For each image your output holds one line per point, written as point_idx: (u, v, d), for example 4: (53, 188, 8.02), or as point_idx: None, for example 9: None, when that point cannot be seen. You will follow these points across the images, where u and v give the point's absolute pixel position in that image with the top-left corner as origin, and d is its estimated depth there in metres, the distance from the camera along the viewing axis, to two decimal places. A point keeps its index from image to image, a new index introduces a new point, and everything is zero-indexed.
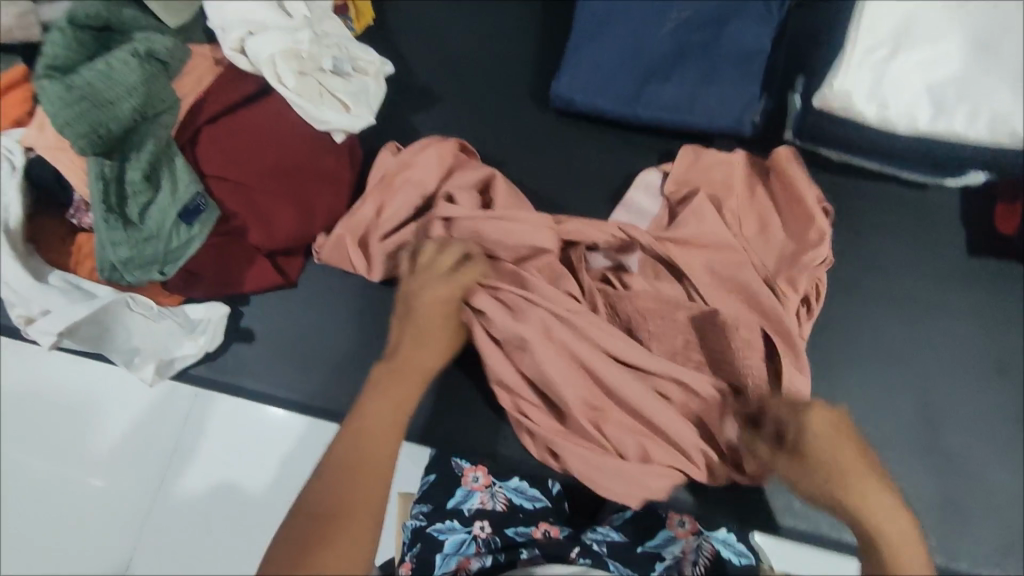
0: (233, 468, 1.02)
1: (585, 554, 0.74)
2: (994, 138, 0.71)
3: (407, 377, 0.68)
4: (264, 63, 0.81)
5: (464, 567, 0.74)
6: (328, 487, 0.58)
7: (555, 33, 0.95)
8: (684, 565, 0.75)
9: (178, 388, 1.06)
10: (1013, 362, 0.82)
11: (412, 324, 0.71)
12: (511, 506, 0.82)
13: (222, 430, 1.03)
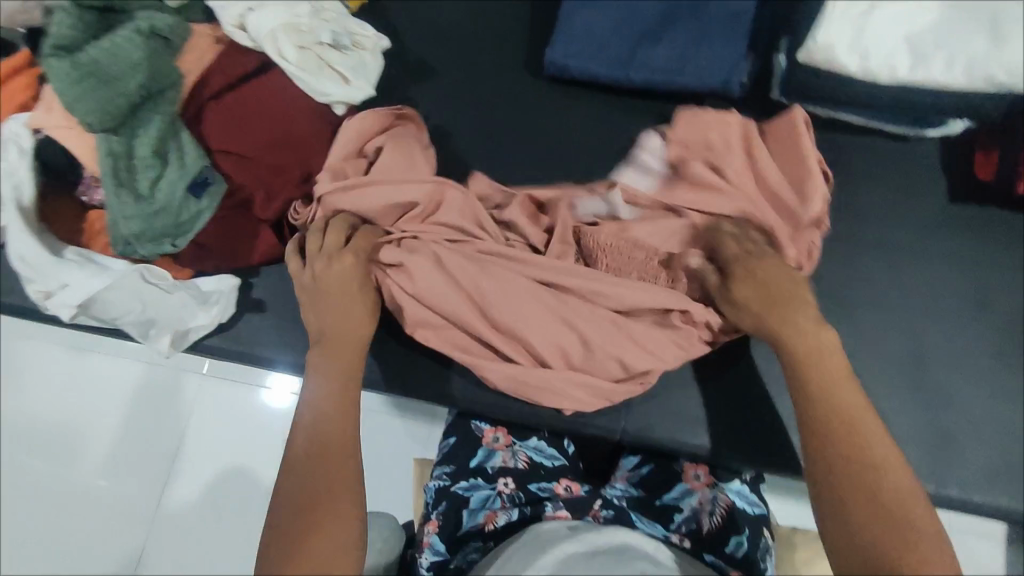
0: (244, 455, 1.14)
1: (608, 506, 0.76)
2: (971, 83, 0.74)
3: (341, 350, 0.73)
4: (265, 40, 0.84)
5: (490, 522, 0.76)
6: (300, 475, 0.62)
7: (541, 4, 0.98)
8: (701, 516, 0.76)
9: (185, 384, 1.17)
10: (997, 300, 0.84)
11: (320, 298, 0.76)
12: (533, 463, 0.83)
13: (227, 420, 1.15)
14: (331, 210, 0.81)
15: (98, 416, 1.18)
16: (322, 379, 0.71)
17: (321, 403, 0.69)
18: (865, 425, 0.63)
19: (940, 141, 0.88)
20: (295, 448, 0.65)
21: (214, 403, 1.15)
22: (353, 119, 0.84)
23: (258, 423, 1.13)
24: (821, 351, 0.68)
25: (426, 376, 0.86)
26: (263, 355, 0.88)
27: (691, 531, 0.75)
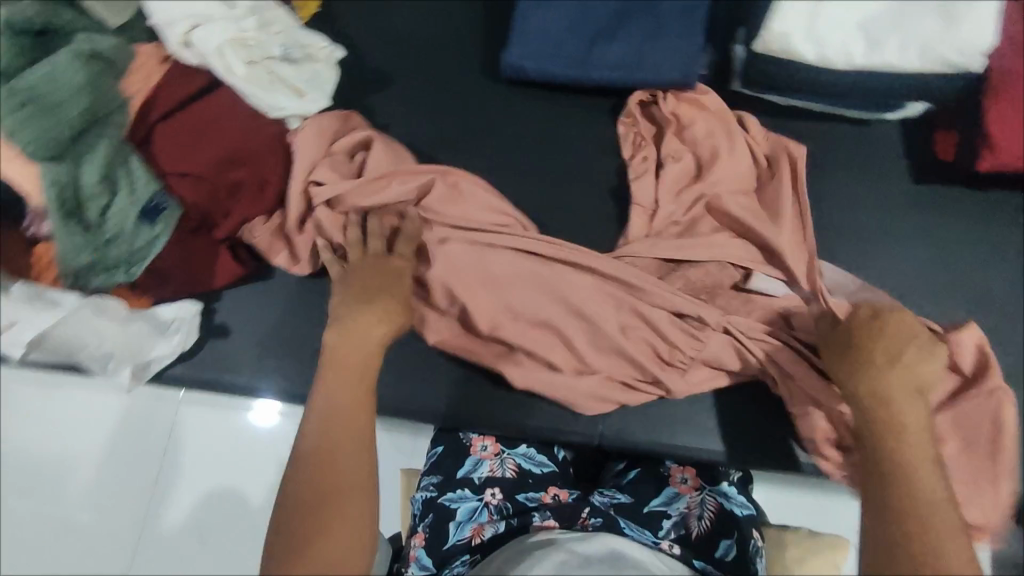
0: (228, 482, 1.11)
1: (595, 514, 0.74)
2: (925, 65, 0.75)
3: (356, 355, 0.70)
4: (212, 57, 0.81)
5: (477, 535, 0.75)
6: (310, 483, 0.62)
7: (497, 7, 0.97)
8: (690, 521, 0.75)
9: (160, 415, 1.13)
10: (965, 280, 0.84)
11: (353, 284, 0.75)
12: (521, 471, 0.81)
13: (206, 449, 1.11)
14: (353, 207, 0.82)
15: (74, 451, 1.14)
16: (339, 387, 0.68)
17: (335, 408, 0.66)
18: (937, 508, 0.58)
19: (900, 124, 0.88)
20: (305, 449, 0.64)
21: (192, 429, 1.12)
22: (323, 119, 0.85)
23: (240, 444, 1.11)
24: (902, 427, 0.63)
25: (399, 392, 0.84)
26: (233, 382, 0.86)
27: (680, 536, 0.74)
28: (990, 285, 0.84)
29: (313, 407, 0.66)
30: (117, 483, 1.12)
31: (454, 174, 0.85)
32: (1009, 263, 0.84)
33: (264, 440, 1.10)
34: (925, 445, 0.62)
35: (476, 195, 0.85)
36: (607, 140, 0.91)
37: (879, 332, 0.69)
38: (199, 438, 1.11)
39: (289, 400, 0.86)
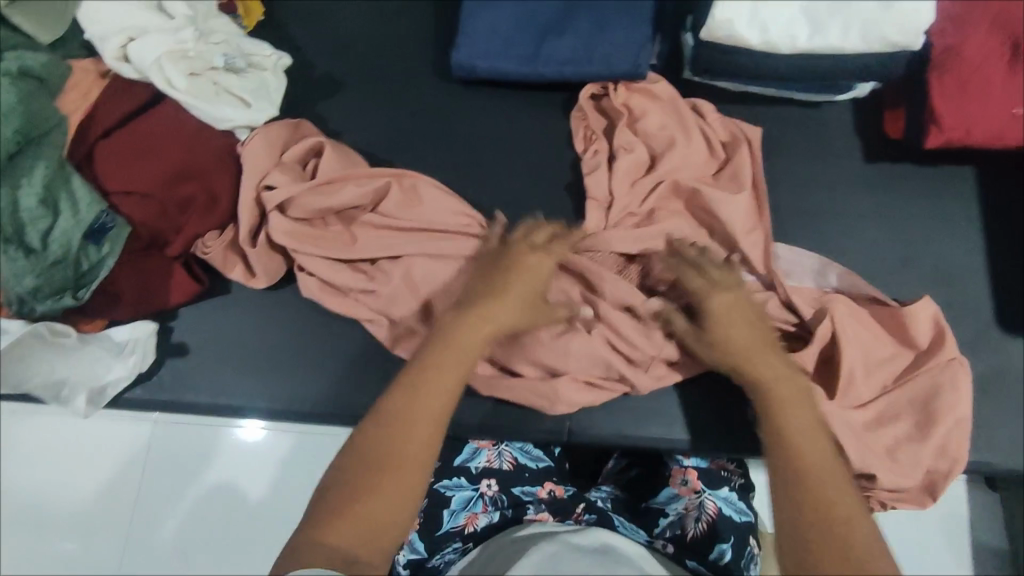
0: (214, 497, 1.08)
1: (590, 509, 0.76)
2: (868, 45, 0.76)
3: (469, 341, 0.68)
4: (151, 69, 0.79)
5: (470, 524, 0.75)
6: (378, 446, 0.61)
7: (446, 6, 0.96)
8: (686, 521, 0.76)
9: (136, 437, 1.11)
10: (922, 254, 0.84)
11: (500, 279, 0.73)
12: (517, 464, 0.81)
13: (193, 463, 1.09)
14: (303, 212, 0.81)
15: (49, 478, 1.11)
16: (435, 365, 0.66)
17: (425, 378, 0.65)
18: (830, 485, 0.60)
19: (851, 104, 0.89)
20: (390, 404, 0.63)
21: (171, 446, 1.10)
22: (271, 128, 0.83)
23: (222, 459, 1.09)
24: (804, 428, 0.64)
25: (363, 401, 0.82)
26: (194, 402, 0.84)
27: (675, 536, 0.74)
28: (947, 257, 0.84)
29: (410, 369, 0.66)
30: (95, 508, 1.10)
31: (407, 176, 0.84)
32: (965, 234, 0.84)
33: (254, 450, 1.09)
34: (805, 412, 0.65)
35: (432, 195, 0.84)
36: (562, 134, 0.91)
37: (721, 324, 0.71)
38: (183, 454, 1.09)
39: (253, 416, 0.84)
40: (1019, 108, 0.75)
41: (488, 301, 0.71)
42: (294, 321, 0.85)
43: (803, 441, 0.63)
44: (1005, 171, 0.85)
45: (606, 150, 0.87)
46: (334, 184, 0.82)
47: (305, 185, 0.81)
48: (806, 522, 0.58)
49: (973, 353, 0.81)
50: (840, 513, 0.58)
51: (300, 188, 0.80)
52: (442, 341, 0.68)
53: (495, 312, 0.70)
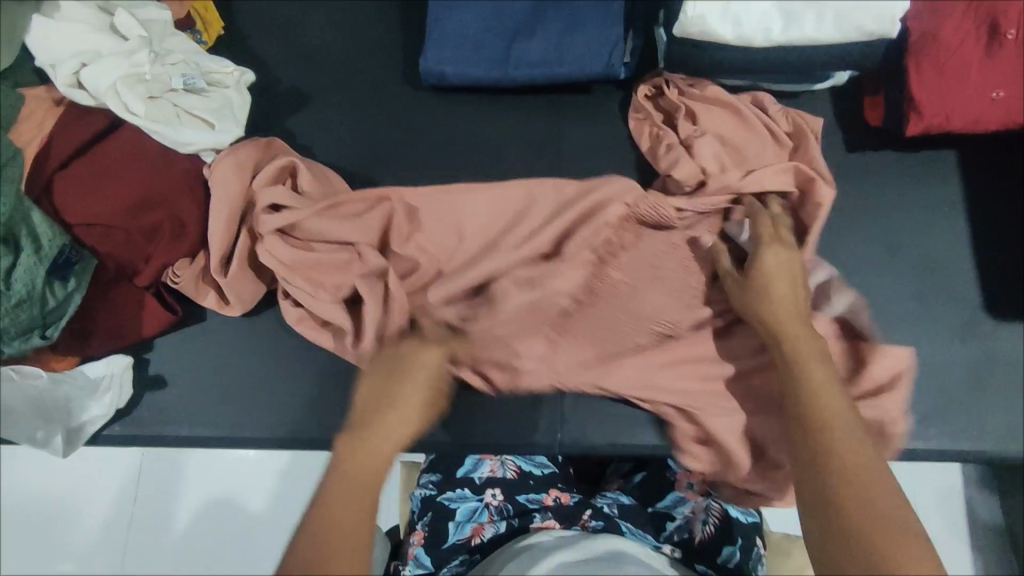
0: (210, 512, 1.06)
1: (598, 516, 0.73)
2: (843, 33, 0.74)
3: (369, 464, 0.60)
4: (106, 94, 0.75)
5: (477, 535, 0.74)
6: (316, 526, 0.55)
7: (411, 11, 0.94)
8: (694, 525, 0.74)
9: (125, 458, 1.09)
10: (908, 242, 0.83)
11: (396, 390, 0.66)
12: (521, 473, 0.79)
13: (190, 478, 1.07)
14: (306, 234, 0.79)
15: (36, 515, 1.08)
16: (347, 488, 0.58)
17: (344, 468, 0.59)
18: (860, 466, 0.55)
19: (829, 93, 0.87)
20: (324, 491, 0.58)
21: (161, 472, 1.08)
22: (239, 150, 0.80)
23: (218, 475, 1.07)
24: (816, 393, 0.61)
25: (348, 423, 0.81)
26: (175, 434, 0.81)
27: (683, 540, 0.73)
28: (933, 245, 0.83)
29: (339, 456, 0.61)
30: (87, 542, 1.07)
31: (398, 193, 0.81)
32: (950, 220, 0.83)
33: (250, 464, 1.07)
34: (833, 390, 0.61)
35: (420, 209, 0.82)
36: (539, 138, 0.88)
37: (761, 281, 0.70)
38: (177, 470, 1.07)
39: (235, 445, 0.82)
40: (998, 92, 0.74)
41: (384, 406, 0.65)
42: (274, 346, 0.84)
43: (831, 419, 0.59)
44: (986, 155, 0.84)
45: (678, 142, 0.83)
46: (345, 211, 0.80)
47: (313, 209, 0.78)
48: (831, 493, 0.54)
49: (964, 341, 0.80)
50: (875, 497, 0.53)
51: (302, 214, 0.77)
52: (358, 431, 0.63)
53: (388, 425, 0.63)
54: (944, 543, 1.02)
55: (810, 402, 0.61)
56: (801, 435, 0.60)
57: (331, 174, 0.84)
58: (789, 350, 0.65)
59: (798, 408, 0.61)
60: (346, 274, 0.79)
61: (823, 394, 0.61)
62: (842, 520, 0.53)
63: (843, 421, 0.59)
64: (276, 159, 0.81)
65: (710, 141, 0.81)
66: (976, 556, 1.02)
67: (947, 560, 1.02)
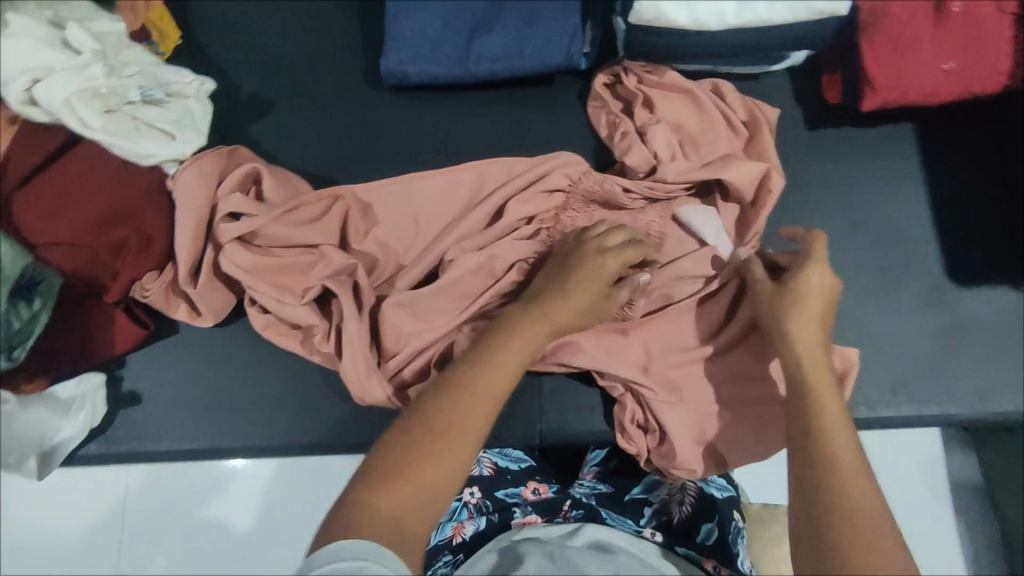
0: (198, 528, 1.05)
1: (578, 505, 0.74)
2: (795, 14, 0.75)
3: (523, 345, 0.64)
4: (61, 109, 0.70)
5: (458, 534, 0.73)
6: (417, 419, 0.57)
7: (371, 12, 0.93)
8: (671, 506, 0.76)
9: (108, 479, 1.07)
10: (871, 215, 0.84)
11: (570, 269, 0.71)
12: (498, 469, 0.79)
13: (176, 494, 1.06)
14: (267, 240, 0.78)
15: (18, 543, 1.06)
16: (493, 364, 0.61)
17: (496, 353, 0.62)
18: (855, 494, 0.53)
19: (786, 73, 0.88)
20: (452, 372, 0.61)
21: (152, 490, 1.06)
22: (202, 159, 0.79)
23: (204, 489, 1.06)
24: (823, 403, 0.59)
25: (327, 427, 0.82)
26: (156, 449, 0.82)
27: (662, 523, 0.74)
28: (895, 217, 0.84)
29: (489, 342, 0.64)
30: (73, 567, 1.05)
31: (352, 190, 0.81)
32: (910, 191, 0.85)
33: (236, 477, 1.06)
34: (838, 415, 0.59)
35: (389, 207, 0.82)
36: (505, 132, 0.89)
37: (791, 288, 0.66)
38: (162, 487, 1.06)
39: (217, 456, 0.83)
40: (950, 63, 0.75)
41: (553, 294, 0.69)
42: (246, 356, 0.83)
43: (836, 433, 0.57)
44: (941, 127, 0.86)
45: (634, 130, 0.83)
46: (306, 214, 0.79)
47: (270, 215, 0.77)
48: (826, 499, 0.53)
49: (930, 310, 0.81)
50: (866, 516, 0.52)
51: (260, 220, 0.76)
52: (522, 320, 0.66)
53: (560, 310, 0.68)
54: (926, 508, 1.04)
55: (817, 414, 0.59)
56: (806, 463, 0.56)
57: (297, 178, 0.84)
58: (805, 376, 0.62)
59: (806, 437, 0.58)
60: (309, 277, 0.78)
61: (837, 428, 0.57)
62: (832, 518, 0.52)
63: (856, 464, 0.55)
64: (239, 167, 0.81)
65: (663, 127, 0.82)
66: (957, 517, 1.04)
67: (930, 525, 1.04)
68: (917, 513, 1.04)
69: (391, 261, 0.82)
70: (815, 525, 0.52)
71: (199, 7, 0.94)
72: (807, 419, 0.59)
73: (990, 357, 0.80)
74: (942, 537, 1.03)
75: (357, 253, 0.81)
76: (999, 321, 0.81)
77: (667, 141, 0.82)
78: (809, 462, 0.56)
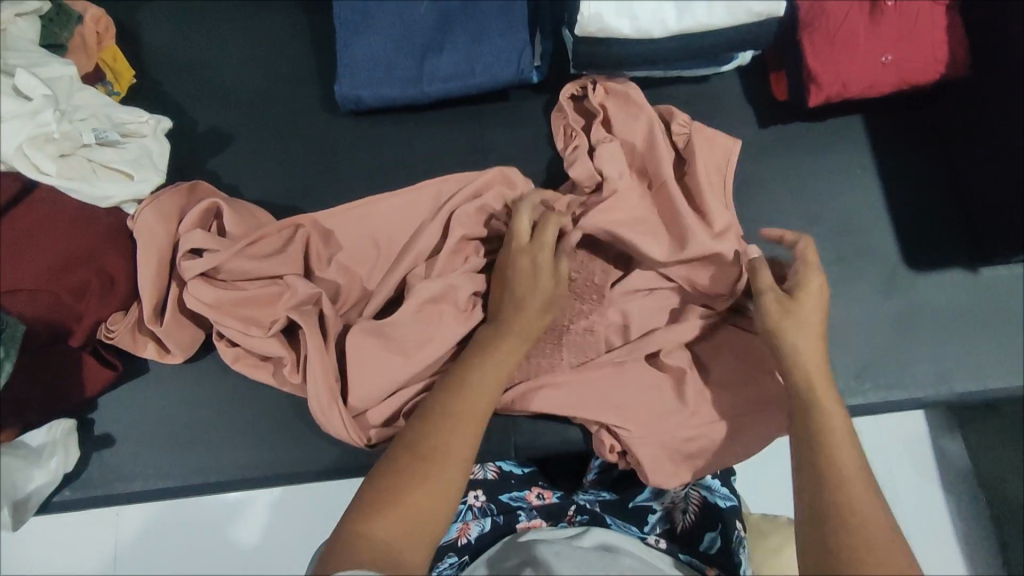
0: (192, 563, 1.03)
1: (582, 511, 0.74)
2: (734, 17, 0.77)
3: (487, 372, 0.64)
4: (13, 157, 0.69)
5: (463, 535, 0.72)
6: (404, 452, 0.58)
7: (324, 38, 0.94)
8: (675, 514, 0.76)
9: (96, 523, 1.05)
10: (827, 207, 0.86)
11: (511, 284, 0.71)
12: (502, 473, 0.79)
13: (167, 530, 1.04)
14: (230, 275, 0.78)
15: None
16: (465, 391, 0.62)
17: (470, 374, 0.64)
18: (858, 503, 0.56)
19: (736, 72, 0.90)
20: (429, 402, 0.62)
21: (142, 529, 1.05)
22: (162, 198, 0.79)
23: (197, 523, 1.04)
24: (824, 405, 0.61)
25: (306, 453, 0.82)
26: (132, 490, 0.81)
27: (666, 530, 0.75)
28: (848, 208, 0.86)
29: (461, 371, 0.64)
30: None
31: (311, 218, 0.81)
32: (864, 181, 0.86)
33: (229, 507, 1.05)
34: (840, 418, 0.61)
35: (351, 232, 0.83)
36: (463, 150, 0.90)
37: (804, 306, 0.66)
38: (152, 524, 1.05)
39: (195, 493, 0.82)
40: (887, 57, 0.77)
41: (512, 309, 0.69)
42: (219, 391, 0.83)
43: (838, 438, 0.59)
44: (887, 117, 0.88)
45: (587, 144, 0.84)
46: (268, 247, 0.79)
47: (229, 249, 0.77)
48: (832, 508, 0.56)
49: (889, 297, 0.83)
50: (865, 523, 0.55)
51: (221, 254, 0.76)
52: (490, 342, 0.67)
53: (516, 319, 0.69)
54: (916, 490, 1.04)
55: (820, 419, 0.61)
56: (814, 513, 0.56)
57: (259, 209, 0.85)
58: (810, 419, 0.61)
59: (813, 455, 0.59)
60: (272, 311, 0.78)
61: (849, 477, 0.57)
62: (836, 524, 0.55)
63: (867, 508, 0.55)
64: (198, 203, 0.81)
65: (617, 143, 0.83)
66: (946, 497, 1.05)
67: (923, 504, 1.04)
68: (909, 494, 1.04)
69: (357, 286, 0.82)
70: (823, 529, 0.55)
71: (152, 45, 0.94)
72: (817, 452, 0.59)
73: (949, 338, 0.82)
74: (935, 517, 1.04)
75: (323, 279, 0.81)
76: (959, 302, 0.83)
77: (617, 155, 0.82)
78: (817, 518, 0.56)
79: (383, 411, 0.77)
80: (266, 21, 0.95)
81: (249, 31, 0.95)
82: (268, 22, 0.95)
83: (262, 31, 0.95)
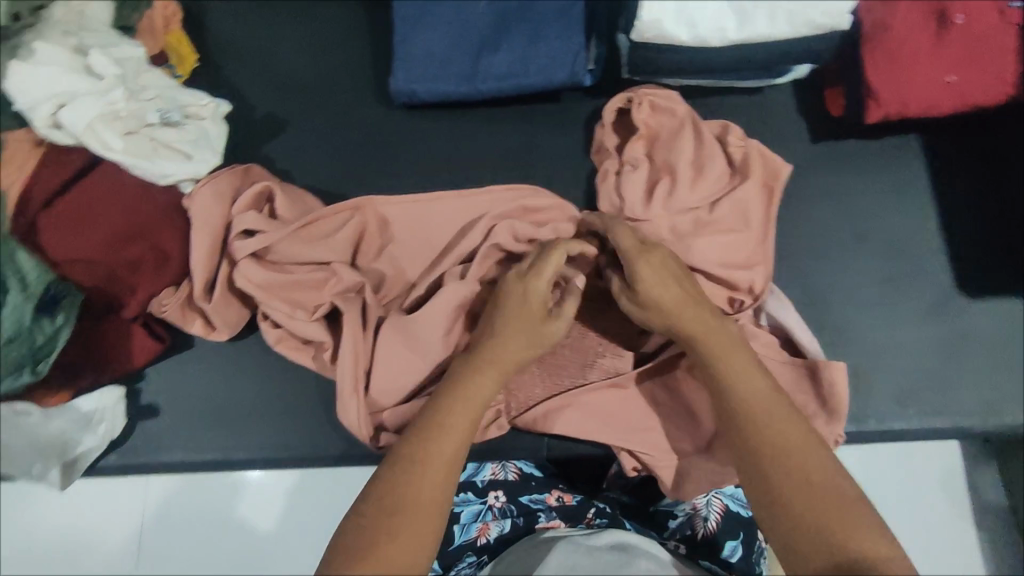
0: (217, 534, 1.06)
1: (601, 514, 0.75)
2: (795, 29, 0.76)
3: (464, 411, 0.64)
4: (84, 134, 0.73)
5: (482, 535, 0.74)
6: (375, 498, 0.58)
7: (380, 31, 0.96)
8: (697, 520, 0.75)
9: (130, 489, 1.09)
10: (875, 227, 0.84)
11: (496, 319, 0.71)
12: (523, 475, 0.80)
13: (197, 499, 1.07)
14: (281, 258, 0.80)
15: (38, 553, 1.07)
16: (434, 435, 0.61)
17: (442, 415, 0.63)
18: (799, 454, 0.58)
19: (790, 86, 0.89)
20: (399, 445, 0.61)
21: (171, 498, 1.08)
22: (219, 178, 0.81)
23: (225, 496, 1.07)
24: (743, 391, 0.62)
25: (339, 436, 0.84)
26: (170, 461, 0.84)
27: (685, 537, 0.75)
28: (897, 230, 0.84)
29: (430, 409, 0.64)
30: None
31: (372, 204, 0.82)
32: (916, 202, 0.85)
33: (257, 483, 1.07)
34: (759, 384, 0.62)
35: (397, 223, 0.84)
36: (511, 148, 0.90)
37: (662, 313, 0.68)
38: (182, 493, 1.08)
39: (230, 468, 0.85)
40: (950, 77, 0.76)
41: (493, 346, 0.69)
42: (258, 371, 0.86)
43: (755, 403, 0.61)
44: (945, 139, 0.86)
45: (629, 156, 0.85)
46: (317, 232, 0.81)
47: (284, 231, 0.79)
48: (778, 475, 0.57)
49: (933, 323, 0.81)
50: (812, 471, 0.57)
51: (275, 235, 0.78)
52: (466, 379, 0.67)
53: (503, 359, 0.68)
54: (946, 519, 1.02)
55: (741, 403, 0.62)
56: (768, 499, 0.57)
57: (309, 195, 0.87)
58: (747, 427, 0.60)
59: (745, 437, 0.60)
60: (317, 295, 0.80)
61: (814, 479, 0.56)
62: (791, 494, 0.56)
63: (812, 458, 0.57)
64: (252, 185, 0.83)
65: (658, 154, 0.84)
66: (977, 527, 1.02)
67: (953, 533, 1.02)
68: (939, 523, 1.02)
69: (399, 276, 0.84)
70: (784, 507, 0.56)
71: (215, 30, 0.97)
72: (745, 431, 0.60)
73: (993, 367, 0.80)
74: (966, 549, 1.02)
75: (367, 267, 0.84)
76: (1005, 331, 0.81)
77: (642, 180, 0.83)
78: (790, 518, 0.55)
79: (400, 413, 0.77)
80: (326, 13, 0.97)
81: (309, 21, 0.97)
82: (327, 14, 0.97)
83: (321, 22, 0.97)
